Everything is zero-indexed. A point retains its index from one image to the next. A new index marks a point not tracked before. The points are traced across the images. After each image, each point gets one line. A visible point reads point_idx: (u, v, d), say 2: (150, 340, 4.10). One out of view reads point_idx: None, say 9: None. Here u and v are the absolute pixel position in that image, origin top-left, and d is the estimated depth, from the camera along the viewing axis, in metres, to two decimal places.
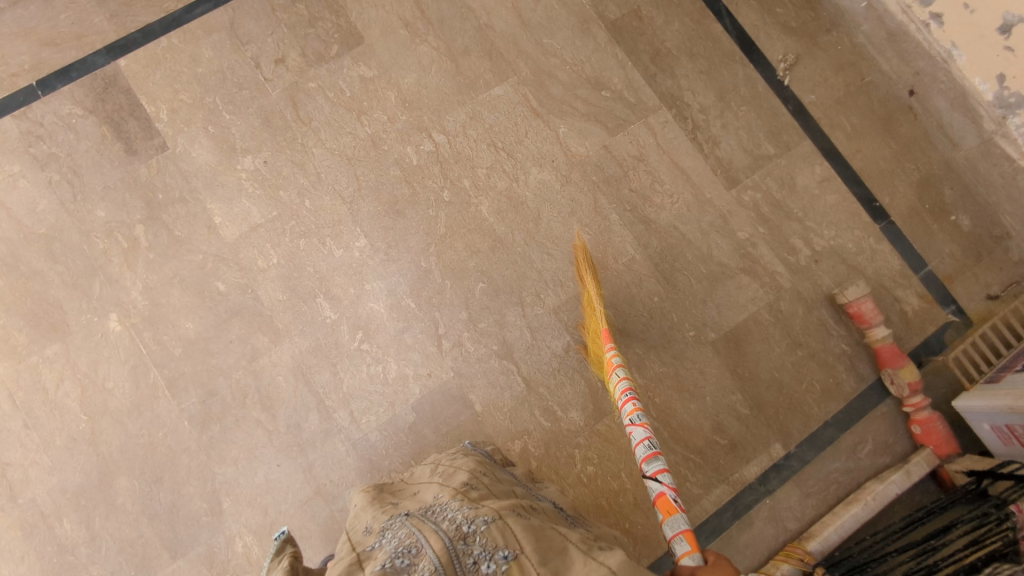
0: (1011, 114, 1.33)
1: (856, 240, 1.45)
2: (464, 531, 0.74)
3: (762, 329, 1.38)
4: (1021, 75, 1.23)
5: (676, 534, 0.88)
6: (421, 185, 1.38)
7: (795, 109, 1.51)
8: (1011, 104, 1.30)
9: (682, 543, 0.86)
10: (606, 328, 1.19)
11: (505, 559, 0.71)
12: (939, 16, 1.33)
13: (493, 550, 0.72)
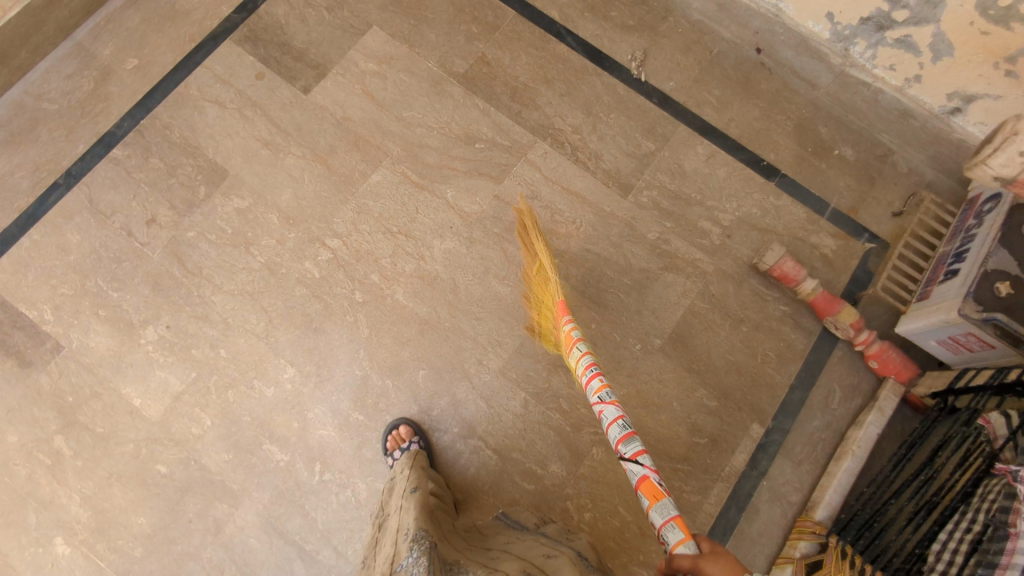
0: (850, 45, 1.42)
1: (758, 204, 1.48)
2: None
3: (704, 319, 1.40)
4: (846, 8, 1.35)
5: (667, 522, 0.87)
6: (331, 295, 1.35)
7: (659, 99, 1.54)
8: (847, 35, 1.40)
9: (675, 531, 0.86)
10: (560, 301, 1.14)
11: None
12: None
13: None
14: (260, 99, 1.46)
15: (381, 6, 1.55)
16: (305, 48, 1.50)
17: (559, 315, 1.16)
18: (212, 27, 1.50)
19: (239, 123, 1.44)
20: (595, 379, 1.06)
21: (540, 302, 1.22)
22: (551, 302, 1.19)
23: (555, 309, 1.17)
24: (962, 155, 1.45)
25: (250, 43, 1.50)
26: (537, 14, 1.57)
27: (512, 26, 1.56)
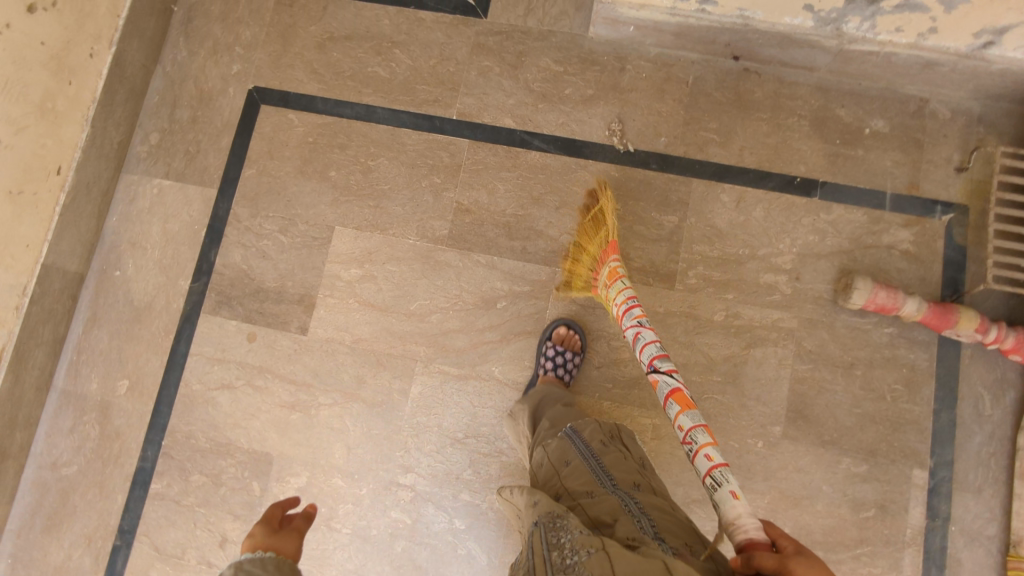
0: (843, 23, 1.21)
1: (812, 229, 1.32)
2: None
3: (814, 384, 1.27)
4: None
5: (694, 424, 0.92)
6: (432, 534, 1.26)
7: (659, 162, 1.37)
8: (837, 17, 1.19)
9: (699, 430, 0.91)
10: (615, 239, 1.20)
11: None
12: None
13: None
14: (264, 362, 1.34)
15: (332, 201, 1.39)
16: (280, 285, 1.37)
17: (607, 251, 1.21)
18: (180, 307, 1.38)
19: (256, 396, 1.33)
20: (635, 308, 1.10)
21: (582, 243, 1.28)
22: (595, 243, 1.25)
23: (602, 248, 1.23)
24: (1010, 82, 1.26)
25: (224, 306, 1.37)
26: (491, 130, 1.40)
27: (473, 157, 1.39)
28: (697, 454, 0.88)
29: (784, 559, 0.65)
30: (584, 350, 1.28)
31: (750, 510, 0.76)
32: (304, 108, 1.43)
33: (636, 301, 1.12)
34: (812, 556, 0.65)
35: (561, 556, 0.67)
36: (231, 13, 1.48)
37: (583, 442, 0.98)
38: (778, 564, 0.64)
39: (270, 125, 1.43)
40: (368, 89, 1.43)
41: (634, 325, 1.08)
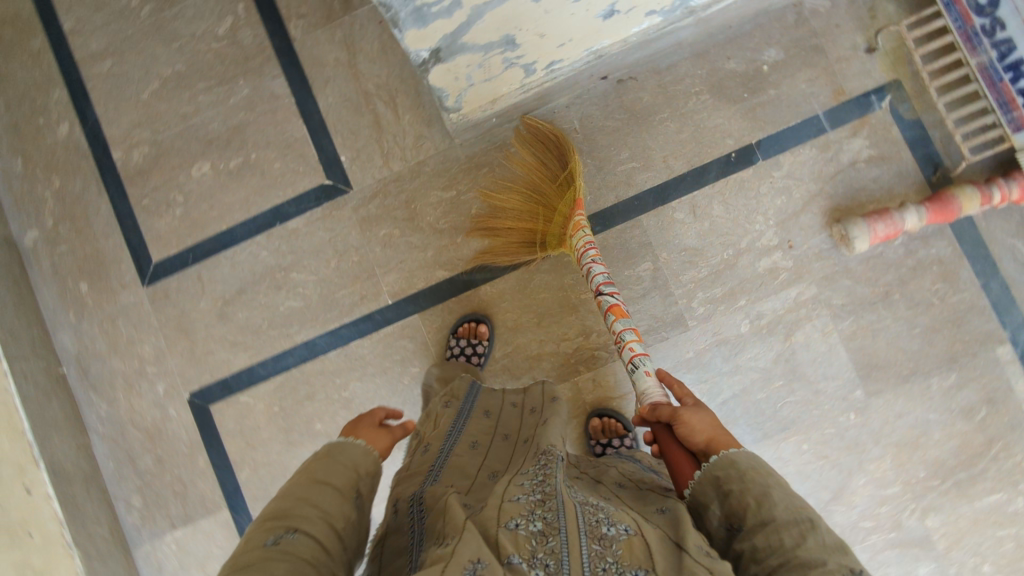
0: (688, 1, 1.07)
1: (774, 192, 1.25)
2: (603, 532, 0.60)
3: (865, 332, 1.23)
4: None
5: (624, 327, 1.01)
6: None
7: (600, 221, 1.28)
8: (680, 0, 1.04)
9: (631, 335, 1.00)
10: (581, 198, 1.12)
11: (626, 532, 0.61)
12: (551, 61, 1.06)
13: (625, 569, 0.57)
14: None
15: None
16: None
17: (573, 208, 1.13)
18: None
19: None
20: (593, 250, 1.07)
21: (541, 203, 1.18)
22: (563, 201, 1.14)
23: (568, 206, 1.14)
24: None
25: None
26: (430, 292, 1.31)
27: (433, 327, 1.30)
28: (631, 350, 0.98)
29: (681, 411, 0.78)
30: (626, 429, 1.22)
31: (660, 383, 0.93)
32: (250, 383, 1.33)
33: (596, 250, 1.08)
34: (704, 409, 0.79)
35: (585, 501, 0.66)
36: (119, 341, 1.36)
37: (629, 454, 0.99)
38: (671, 415, 0.79)
39: (232, 419, 1.33)
40: (293, 327, 1.32)
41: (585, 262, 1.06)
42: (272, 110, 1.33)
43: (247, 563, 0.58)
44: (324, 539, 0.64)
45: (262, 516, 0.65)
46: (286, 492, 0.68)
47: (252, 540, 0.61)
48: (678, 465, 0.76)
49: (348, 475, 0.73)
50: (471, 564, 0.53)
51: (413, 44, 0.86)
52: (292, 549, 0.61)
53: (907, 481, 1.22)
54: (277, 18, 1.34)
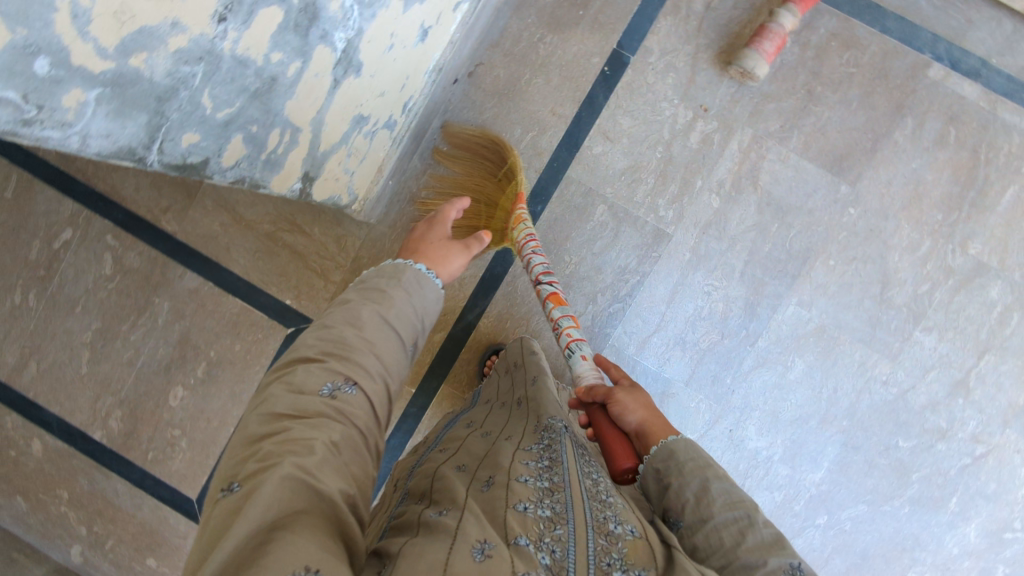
0: None
1: (661, 75, 1.25)
2: (609, 529, 0.63)
3: (815, 135, 1.23)
4: None
5: (562, 315, 1.03)
6: (820, 546, 1.28)
7: (537, 201, 1.27)
8: None
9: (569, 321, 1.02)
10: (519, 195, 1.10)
11: (631, 531, 0.64)
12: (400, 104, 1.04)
13: (629, 564, 0.59)
14: None
15: None
16: None
17: (515, 204, 1.10)
18: None
19: None
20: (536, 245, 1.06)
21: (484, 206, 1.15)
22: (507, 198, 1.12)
23: (512, 201, 1.12)
24: None
25: None
26: (440, 358, 1.30)
27: (464, 386, 1.30)
28: (569, 334, 1.01)
29: (615, 392, 0.84)
30: None
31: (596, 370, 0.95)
32: None
33: (539, 243, 1.07)
34: (639, 392, 0.85)
35: (595, 490, 0.71)
36: None
37: None
38: (608, 395, 0.84)
39: None
40: None
41: (525, 253, 1.06)
42: (200, 305, 1.31)
43: (300, 409, 0.61)
44: (371, 397, 0.67)
45: (322, 347, 0.68)
46: (354, 324, 0.70)
47: (306, 381, 0.64)
48: (611, 442, 0.80)
49: (408, 324, 0.75)
50: (476, 550, 0.55)
51: (279, 189, 0.81)
52: (342, 405, 0.64)
53: (935, 231, 1.23)
54: (149, 226, 1.31)
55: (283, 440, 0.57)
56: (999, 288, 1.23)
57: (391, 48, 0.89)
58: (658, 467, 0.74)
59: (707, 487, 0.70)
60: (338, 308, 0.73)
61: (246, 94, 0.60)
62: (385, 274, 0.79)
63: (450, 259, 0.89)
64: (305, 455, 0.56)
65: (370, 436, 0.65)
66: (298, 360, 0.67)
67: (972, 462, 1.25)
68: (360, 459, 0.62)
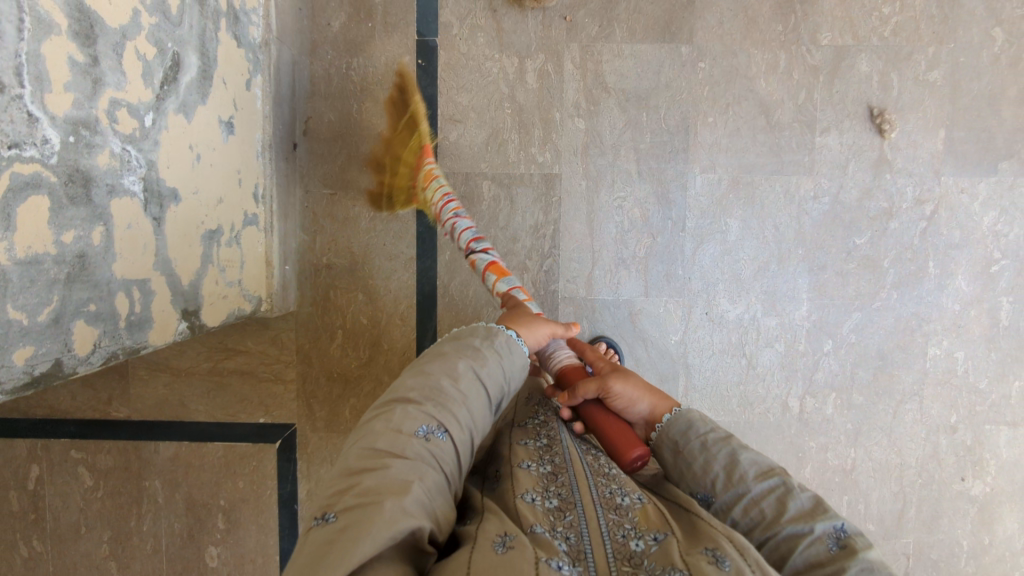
0: (246, 41, 1.05)
1: (469, 39, 1.24)
2: (618, 502, 0.67)
3: (634, 17, 1.23)
4: (224, 69, 0.97)
5: (510, 286, 1.00)
6: (840, 369, 1.30)
7: (427, 210, 1.26)
8: (236, 40, 1.01)
9: (519, 293, 0.99)
10: None
11: (639, 498, 0.68)
12: (245, 199, 1.04)
13: (643, 532, 0.62)
14: None
15: None
16: None
17: None
18: None
19: None
20: (447, 200, 1.13)
21: None
22: None
23: None
24: None
25: None
26: None
27: None
28: (506, 287, 1.00)
29: (603, 381, 0.82)
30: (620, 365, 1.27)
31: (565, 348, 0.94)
32: None
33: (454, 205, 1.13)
34: (627, 372, 0.83)
35: (598, 465, 0.74)
36: None
37: None
38: (601, 387, 0.81)
39: None
40: None
41: (448, 217, 1.11)
42: (188, 465, 1.31)
43: (397, 449, 0.64)
44: (459, 446, 0.69)
45: (420, 393, 0.70)
46: (450, 374, 0.72)
47: (404, 422, 0.67)
48: (618, 433, 0.77)
49: (499, 382, 0.75)
50: (496, 543, 0.58)
51: (162, 342, 0.80)
52: (434, 450, 0.66)
53: (782, 43, 1.23)
54: (102, 422, 1.30)
55: (379, 483, 0.60)
56: (867, 60, 1.23)
57: (199, 158, 0.89)
58: (676, 439, 0.75)
59: (734, 457, 0.70)
60: (433, 356, 0.75)
61: (59, 284, 0.62)
62: (481, 331, 0.80)
63: (534, 325, 0.84)
64: (403, 498, 0.59)
65: (452, 482, 0.67)
66: (396, 401, 0.69)
67: (929, 224, 1.26)
68: (444, 502, 0.64)
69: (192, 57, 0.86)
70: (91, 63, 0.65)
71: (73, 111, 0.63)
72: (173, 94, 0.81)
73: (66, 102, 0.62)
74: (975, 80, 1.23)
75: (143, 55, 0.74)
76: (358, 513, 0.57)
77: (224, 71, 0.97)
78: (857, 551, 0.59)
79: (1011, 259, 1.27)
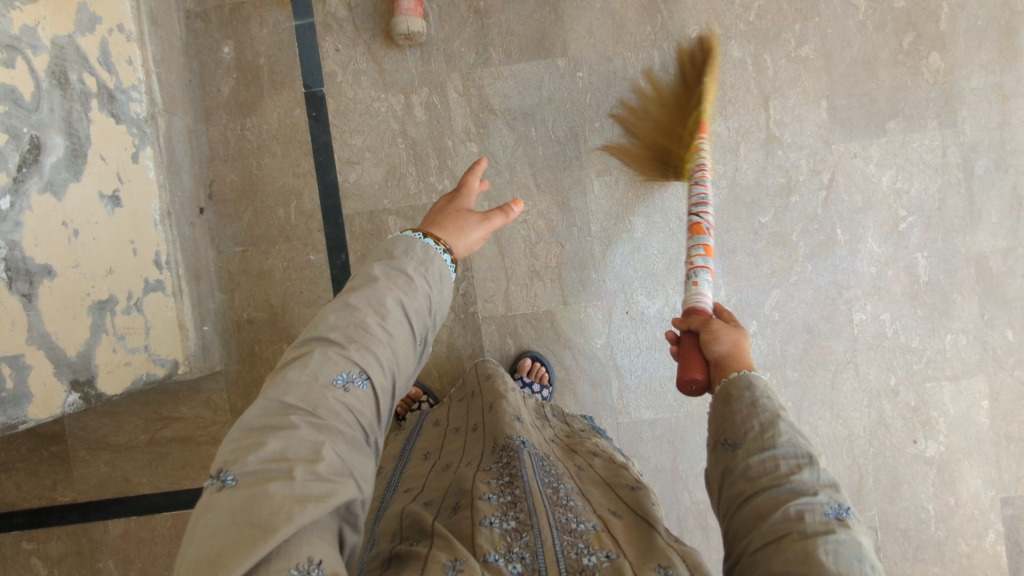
0: (127, 116, 1.09)
1: (355, 83, 1.28)
2: (574, 527, 0.64)
3: (507, 39, 1.28)
4: (102, 145, 1.01)
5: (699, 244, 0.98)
6: (770, 349, 1.30)
7: (338, 252, 1.28)
8: (113, 117, 1.05)
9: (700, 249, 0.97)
10: None
11: (593, 527, 0.65)
12: (143, 266, 1.07)
13: (596, 549, 0.61)
14: None
15: None
16: None
17: None
18: None
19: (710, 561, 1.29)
20: (702, 172, 1.06)
21: None
22: None
23: None
24: None
25: None
26: None
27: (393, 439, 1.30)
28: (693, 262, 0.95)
29: (709, 322, 0.76)
30: (546, 382, 1.25)
31: (699, 297, 0.89)
32: None
33: (708, 174, 1.06)
34: (740, 329, 0.75)
35: (557, 495, 0.70)
36: None
37: (584, 425, 1.08)
38: (704, 324, 0.76)
39: None
40: None
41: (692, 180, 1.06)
42: (138, 540, 1.30)
43: (312, 402, 0.57)
44: (381, 394, 0.62)
45: (339, 333, 0.61)
46: (376, 313, 0.63)
47: (320, 369, 0.59)
48: (690, 356, 0.74)
49: (426, 320, 0.67)
50: (448, 566, 0.57)
51: (47, 414, 0.84)
52: (353, 404, 0.60)
53: (653, 42, 1.27)
54: (50, 509, 1.31)
55: (287, 444, 0.54)
56: (737, 46, 1.27)
57: (77, 234, 0.92)
58: (728, 390, 0.65)
59: (777, 419, 0.60)
60: (359, 283, 0.65)
61: None
62: (416, 254, 0.68)
63: (465, 229, 0.76)
64: (316, 463, 0.54)
65: (370, 437, 0.62)
66: (314, 343, 0.61)
67: (829, 192, 1.27)
68: (362, 460, 0.59)
69: (57, 138, 0.90)
70: None
71: None
72: (36, 175, 0.85)
73: None
74: (846, 49, 1.26)
75: None
76: (269, 477, 0.52)
77: (103, 147, 1.01)
78: (850, 527, 0.51)
79: (917, 214, 1.27)
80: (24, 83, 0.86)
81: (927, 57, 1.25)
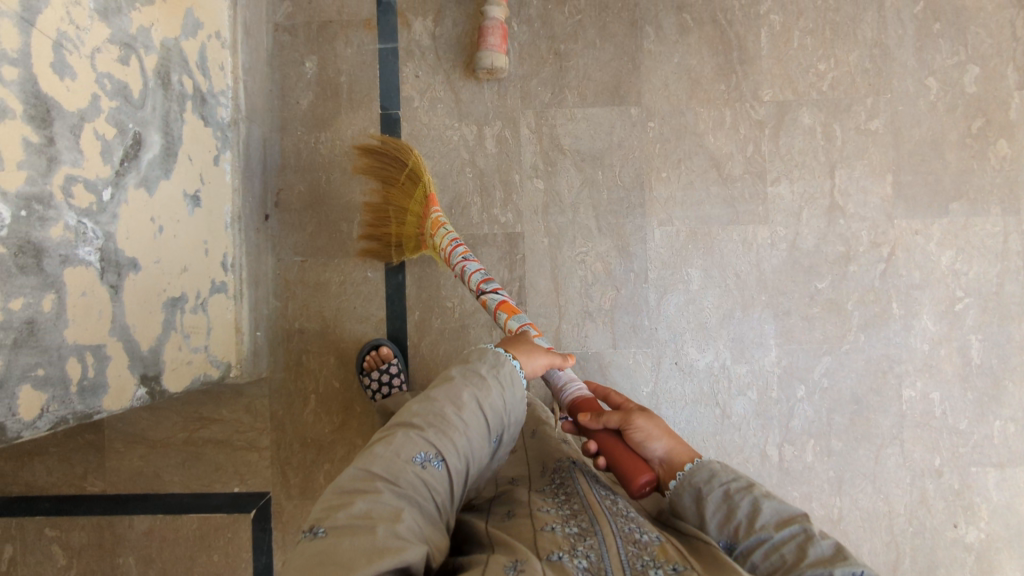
0: (214, 121, 1.11)
1: (431, 110, 1.31)
2: (637, 538, 0.64)
3: (584, 83, 1.30)
4: (190, 146, 1.03)
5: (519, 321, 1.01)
6: (816, 416, 1.29)
7: (396, 272, 1.30)
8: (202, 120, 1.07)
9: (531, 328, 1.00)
10: None
11: (656, 539, 0.65)
12: (212, 267, 1.08)
13: (662, 562, 0.60)
14: None
15: None
16: None
17: None
18: None
19: None
20: (460, 245, 1.11)
21: None
22: None
23: None
24: None
25: None
26: None
27: None
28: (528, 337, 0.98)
29: (628, 415, 0.81)
30: None
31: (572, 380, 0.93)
32: None
33: (467, 250, 1.11)
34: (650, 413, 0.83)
35: (614, 510, 0.71)
36: None
37: None
38: (624, 419, 0.81)
39: None
40: None
41: (457, 262, 1.10)
42: (162, 540, 1.29)
43: (394, 474, 0.65)
44: (455, 476, 0.69)
45: (421, 419, 0.70)
46: (453, 404, 0.72)
47: (404, 447, 0.67)
48: (625, 457, 0.77)
49: (500, 417, 0.74)
50: (508, 566, 0.58)
51: (118, 407, 0.84)
52: (429, 480, 0.66)
53: (727, 101, 1.29)
54: (78, 499, 1.30)
55: (373, 507, 0.61)
56: (809, 113, 1.29)
57: (162, 230, 0.93)
58: (698, 487, 0.72)
59: (757, 505, 0.67)
60: (440, 382, 0.74)
61: (5, 349, 0.67)
62: (488, 360, 0.77)
63: (533, 353, 0.83)
64: (397, 524, 0.60)
65: (443, 513, 0.67)
66: (399, 427, 0.70)
67: (887, 265, 1.28)
68: (435, 532, 0.65)
69: (155, 136, 0.92)
70: (45, 144, 0.71)
71: (26, 186, 0.69)
72: (134, 169, 0.86)
73: (20, 179, 0.68)
74: (915, 127, 1.28)
75: (102, 135, 0.81)
76: (352, 532, 0.58)
77: (191, 148, 1.03)
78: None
79: (974, 295, 1.27)
80: (135, 81, 0.88)
81: (995, 143, 1.27)
